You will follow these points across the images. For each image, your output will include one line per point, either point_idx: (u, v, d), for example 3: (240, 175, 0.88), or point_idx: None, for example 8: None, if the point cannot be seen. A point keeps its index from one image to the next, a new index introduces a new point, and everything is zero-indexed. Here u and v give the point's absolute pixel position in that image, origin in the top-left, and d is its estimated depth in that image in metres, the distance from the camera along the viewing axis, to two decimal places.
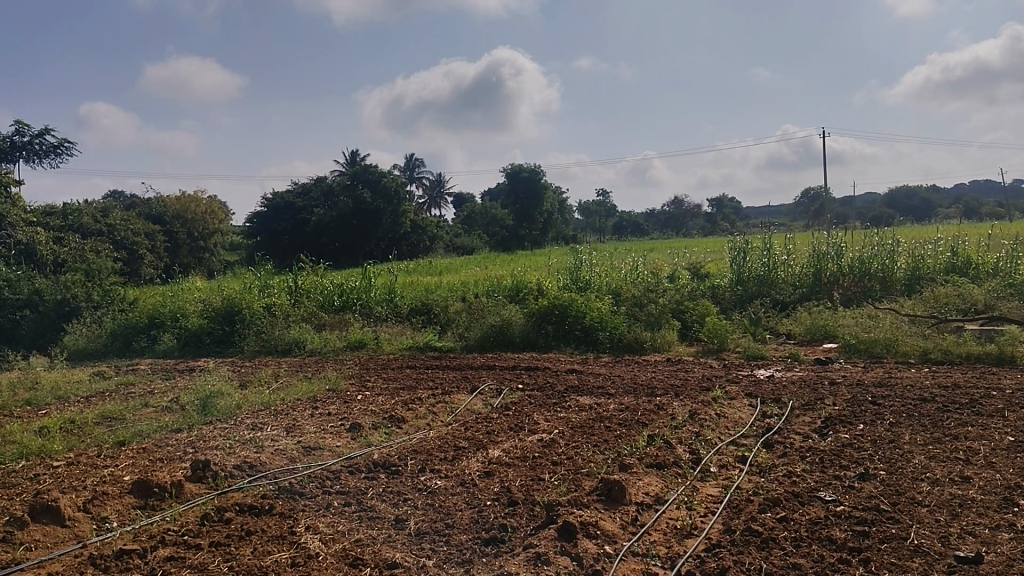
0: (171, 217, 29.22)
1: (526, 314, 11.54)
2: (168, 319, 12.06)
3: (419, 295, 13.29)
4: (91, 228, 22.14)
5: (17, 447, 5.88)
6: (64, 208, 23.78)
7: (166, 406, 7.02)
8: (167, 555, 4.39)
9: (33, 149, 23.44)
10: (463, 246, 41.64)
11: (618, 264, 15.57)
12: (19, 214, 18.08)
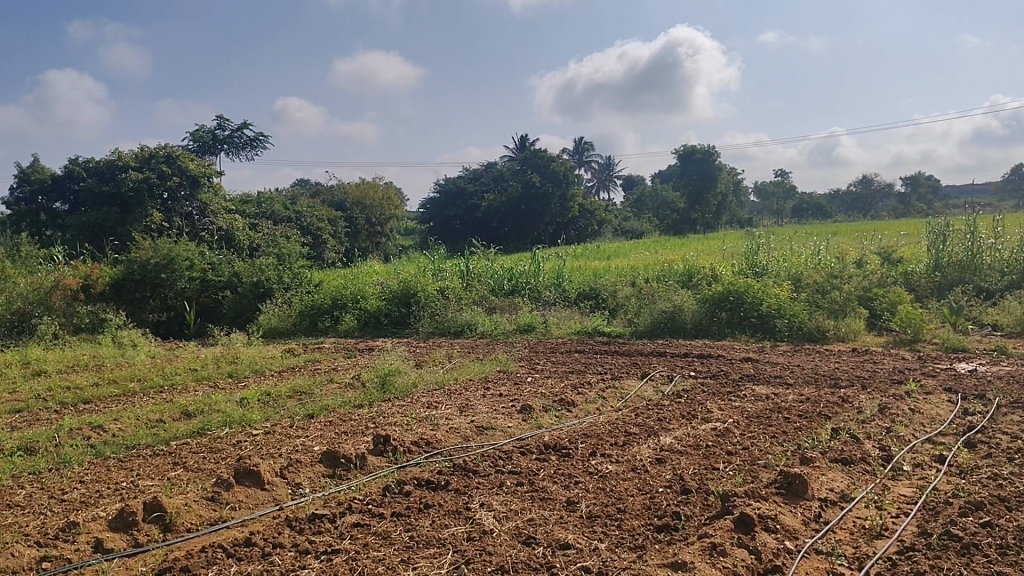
0: (351, 205, 30.89)
1: (698, 300, 11.31)
2: (349, 300, 12.74)
3: (588, 280, 13.35)
4: (283, 215, 23.81)
5: (222, 416, 6.44)
6: (259, 196, 25.70)
7: (349, 382, 7.45)
8: (354, 521, 4.74)
9: (233, 141, 25.45)
10: (633, 230, 41.24)
11: (799, 248, 14.91)
12: (220, 204, 19.83)
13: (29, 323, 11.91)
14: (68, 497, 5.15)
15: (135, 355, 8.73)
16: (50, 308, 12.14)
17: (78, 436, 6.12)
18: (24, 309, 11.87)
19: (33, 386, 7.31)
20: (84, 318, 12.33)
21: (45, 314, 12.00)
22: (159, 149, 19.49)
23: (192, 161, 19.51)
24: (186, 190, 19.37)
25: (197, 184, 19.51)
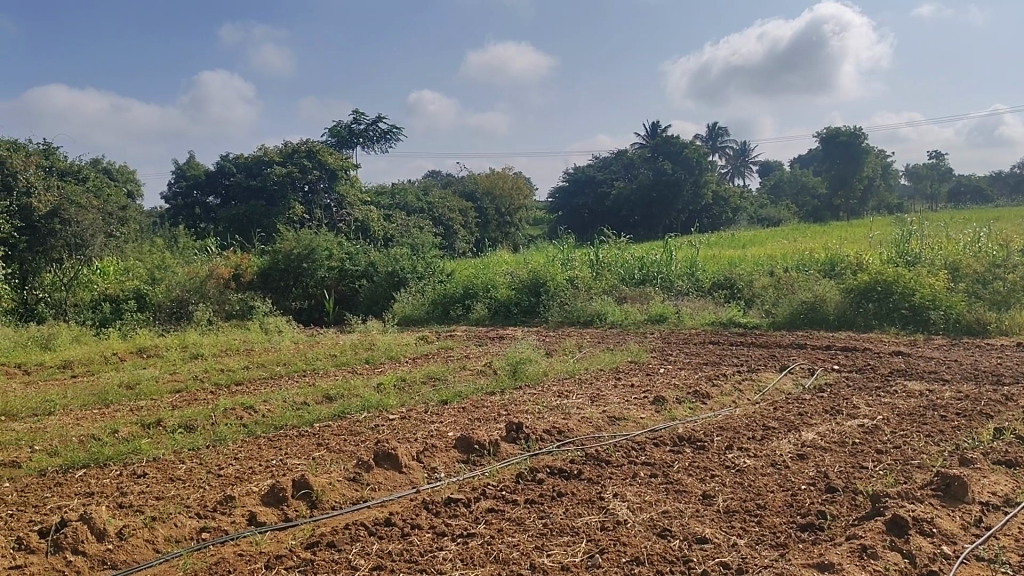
0: (481, 195, 31.46)
1: (842, 290, 10.88)
2: (480, 289, 12.95)
3: (722, 270, 13.04)
4: (415, 206, 24.52)
5: (362, 400, 6.70)
6: (393, 188, 26.55)
7: (481, 369, 7.59)
8: (488, 506, 4.83)
9: (368, 135, 26.34)
10: (769, 218, 39.85)
11: (956, 234, 13.99)
12: (357, 196, 20.61)
13: (186, 310, 12.69)
14: (224, 472, 5.53)
15: (282, 340, 9.23)
16: (204, 295, 12.95)
17: (231, 416, 6.52)
18: (182, 296, 12.72)
19: (192, 369, 7.85)
20: (233, 306, 13.10)
21: (200, 301, 12.80)
22: (301, 145, 20.60)
23: (332, 155, 20.36)
24: (326, 182, 20.32)
25: (336, 177, 20.34)
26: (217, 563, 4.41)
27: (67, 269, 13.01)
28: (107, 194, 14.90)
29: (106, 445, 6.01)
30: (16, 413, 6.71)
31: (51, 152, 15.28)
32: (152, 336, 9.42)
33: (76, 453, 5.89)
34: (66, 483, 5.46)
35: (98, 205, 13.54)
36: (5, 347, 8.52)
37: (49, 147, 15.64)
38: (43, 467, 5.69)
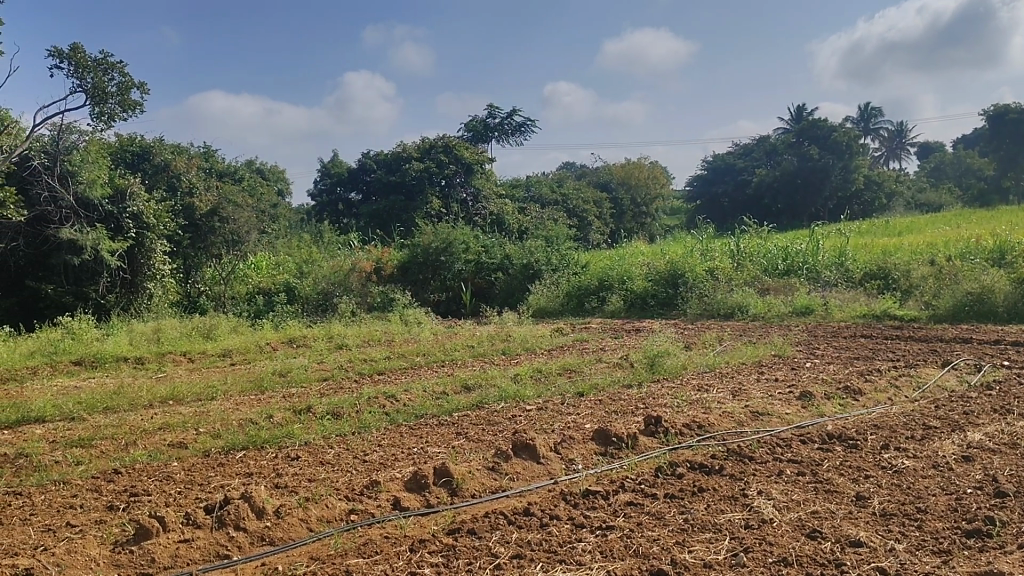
0: (617, 185, 31.30)
1: (1013, 280, 10.07)
2: (616, 281, 12.92)
3: (874, 259, 12.37)
4: (550, 198, 24.66)
5: (499, 391, 6.79)
6: (528, 180, 26.81)
7: (618, 362, 7.52)
8: (627, 499, 4.78)
9: (503, 129, 26.69)
10: (926, 203, 37.43)
11: None
12: (493, 190, 20.96)
13: (331, 301, 13.32)
14: (369, 458, 5.76)
15: (422, 331, 9.50)
16: (348, 288, 13.52)
17: (374, 404, 6.76)
18: (328, 289, 13.34)
19: (338, 358, 8.21)
20: (375, 298, 13.60)
21: (344, 294, 13.38)
22: (438, 140, 21.32)
23: (468, 150, 20.83)
24: (462, 177, 20.81)
25: (471, 171, 20.89)
26: (364, 544, 4.61)
27: (225, 264, 13.93)
28: (260, 193, 15.82)
29: (262, 429, 6.39)
30: (183, 398, 7.25)
31: (211, 154, 16.38)
32: (301, 327, 9.92)
33: (236, 436, 6.29)
34: (227, 464, 5.85)
35: (252, 203, 14.42)
36: (173, 336, 9.21)
37: (208, 150, 16.78)
38: (207, 448, 6.12)
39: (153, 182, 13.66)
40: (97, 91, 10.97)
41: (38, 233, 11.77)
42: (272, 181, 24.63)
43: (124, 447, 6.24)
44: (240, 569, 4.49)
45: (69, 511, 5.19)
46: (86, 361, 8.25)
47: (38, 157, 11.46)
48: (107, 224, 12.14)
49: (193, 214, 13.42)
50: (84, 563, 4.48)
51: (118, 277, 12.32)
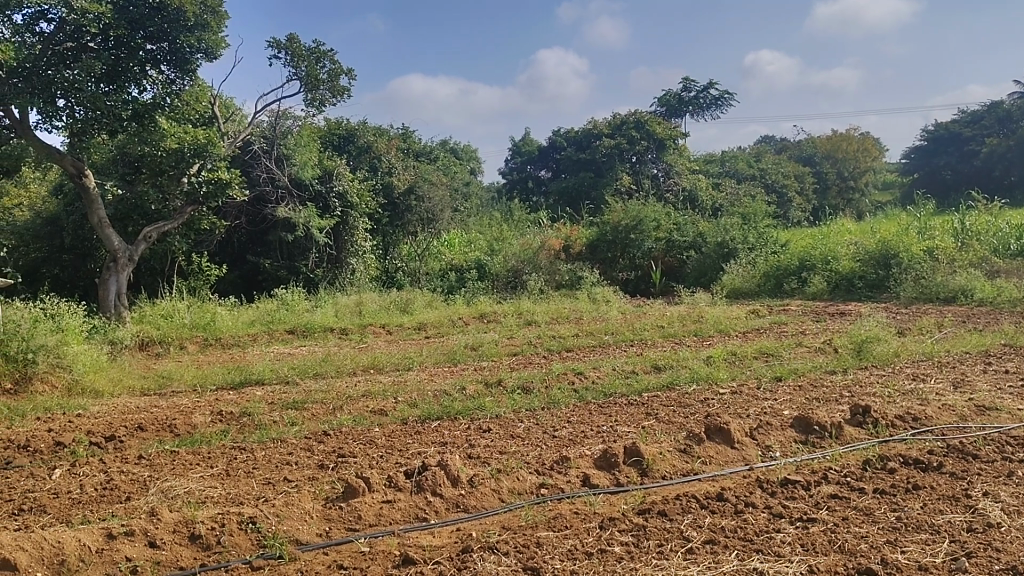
0: (822, 159, 29.75)
1: None
2: (818, 262, 12.29)
3: None
4: (746, 173, 23.93)
5: (690, 372, 6.64)
6: (725, 156, 26.16)
7: (820, 347, 7.10)
8: (830, 491, 4.51)
9: (698, 102, 25.92)
10: None
11: None
12: (686, 165, 20.56)
13: (520, 279, 13.58)
14: (559, 433, 5.82)
15: (611, 310, 9.45)
16: (537, 266, 13.71)
17: (564, 380, 6.82)
18: (517, 266, 13.61)
19: (527, 334, 8.35)
20: (563, 276, 13.70)
21: (533, 272, 13.58)
22: (630, 116, 21.09)
23: (660, 124, 20.30)
24: (654, 153, 20.47)
25: (664, 146, 20.33)
26: (554, 518, 4.66)
27: (420, 241, 14.59)
28: (453, 173, 16.38)
29: (456, 400, 6.63)
30: (383, 367, 7.66)
31: (408, 135, 17.14)
32: (492, 303, 10.19)
33: (431, 406, 6.56)
34: (424, 432, 6.12)
35: (447, 182, 15.00)
36: (374, 309, 9.76)
37: (405, 131, 17.57)
38: (405, 416, 6.44)
39: (356, 163, 14.50)
40: (310, 79, 11.77)
41: (257, 211, 13.07)
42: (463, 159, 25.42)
43: (332, 411, 6.70)
44: (437, 532, 4.69)
45: (285, 466, 5.64)
46: (298, 330, 8.93)
47: (258, 142, 12.47)
48: (316, 203, 13.14)
49: (392, 193, 14.37)
50: (300, 515, 4.84)
51: (326, 253, 13.20)
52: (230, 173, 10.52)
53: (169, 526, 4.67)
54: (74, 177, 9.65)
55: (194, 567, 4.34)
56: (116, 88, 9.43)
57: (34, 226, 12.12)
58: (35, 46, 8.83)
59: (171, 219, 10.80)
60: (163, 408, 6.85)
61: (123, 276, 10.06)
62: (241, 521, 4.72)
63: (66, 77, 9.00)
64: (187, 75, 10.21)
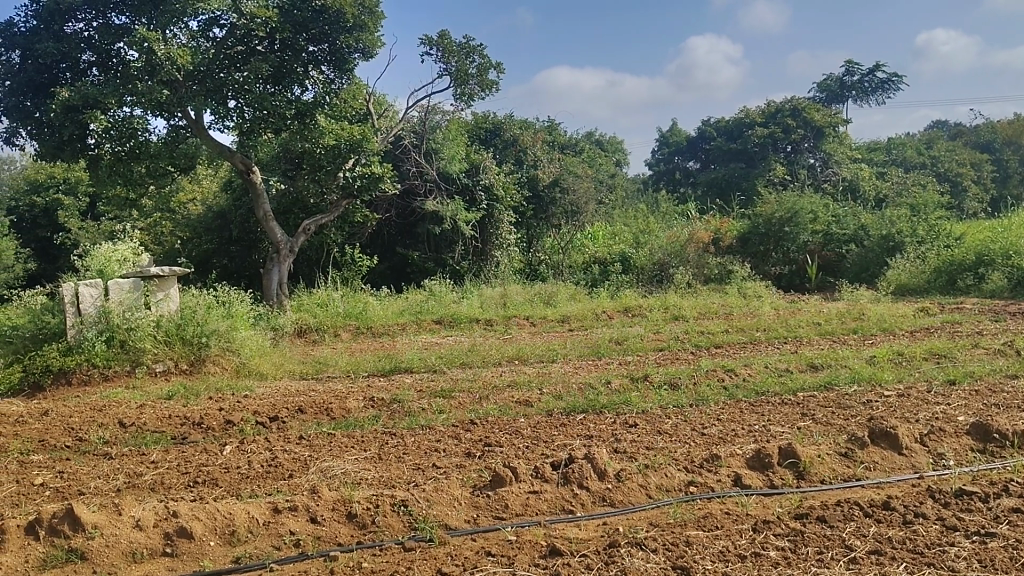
0: (1000, 145, 27.61)
1: None
2: (997, 256, 11.44)
3: None
4: (915, 162, 22.96)
5: (851, 372, 6.33)
6: (890, 143, 24.98)
7: (1000, 348, 6.59)
8: (1012, 505, 4.20)
9: (863, 86, 24.57)
10: None
11: None
12: (847, 153, 19.73)
13: (666, 272, 13.36)
14: (708, 431, 5.67)
15: (763, 305, 9.14)
16: (684, 260, 13.44)
17: (713, 377, 6.65)
18: (663, 260, 13.40)
19: (674, 330, 8.19)
20: (712, 270, 13.36)
21: (680, 266, 13.34)
22: (786, 103, 20.63)
23: (819, 111, 19.58)
24: (810, 141, 19.84)
25: (822, 134, 19.58)
26: (704, 517, 4.54)
27: (564, 234, 14.67)
28: (596, 165, 16.31)
29: (601, 394, 6.61)
30: (527, 358, 7.73)
31: (553, 128, 17.21)
32: (637, 297, 10.09)
33: (576, 399, 6.57)
34: (570, 424, 6.12)
35: (591, 174, 14.96)
36: (519, 301, 9.88)
37: (549, 123, 17.67)
38: (551, 408, 6.47)
39: (503, 156, 14.73)
40: (459, 74, 12.01)
41: (406, 205, 13.54)
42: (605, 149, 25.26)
43: (478, 401, 6.82)
44: (583, 525, 4.68)
45: (434, 453, 5.79)
46: (444, 320, 9.16)
47: (409, 136, 12.94)
48: (463, 196, 13.44)
49: (537, 186, 14.49)
50: (449, 500, 4.95)
51: (471, 246, 13.52)
52: (382, 167, 10.89)
53: (328, 504, 4.90)
54: (242, 174, 10.36)
55: (352, 544, 4.53)
56: (281, 89, 10.09)
57: (205, 220, 13.10)
58: (209, 51, 9.48)
59: (327, 212, 11.36)
60: (320, 392, 7.20)
61: (284, 266, 10.65)
62: (394, 504, 4.88)
63: (236, 79, 9.67)
64: (344, 75, 10.66)
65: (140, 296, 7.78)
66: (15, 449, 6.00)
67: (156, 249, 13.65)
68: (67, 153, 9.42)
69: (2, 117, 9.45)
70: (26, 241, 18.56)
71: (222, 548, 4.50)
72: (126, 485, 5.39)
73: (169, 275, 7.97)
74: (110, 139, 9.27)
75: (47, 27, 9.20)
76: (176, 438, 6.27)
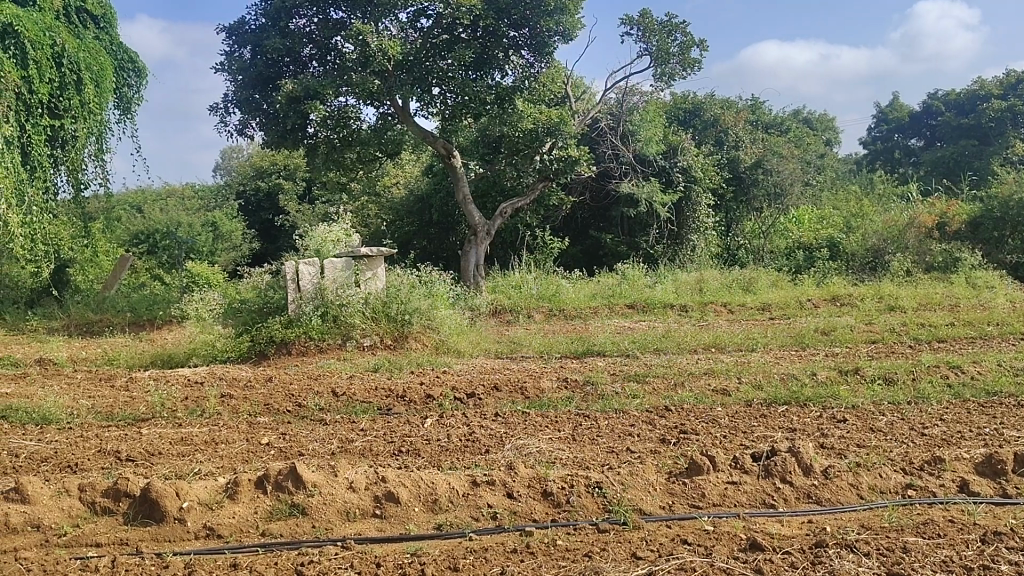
0: None
1: None
2: None
3: None
4: None
5: None
6: None
7: None
8: None
9: None
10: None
11: None
12: None
13: (882, 259, 12.49)
14: (929, 431, 5.23)
15: (997, 297, 8.31)
16: (902, 246, 12.50)
17: (936, 373, 6.16)
18: (878, 245, 12.54)
19: (891, 321, 7.65)
20: (935, 257, 12.31)
21: (897, 252, 12.43)
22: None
23: None
24: None
25: None
26: (924, 523, 4.19)
27: (766, 218, 14.23)
28: (803, 145, 15.51)
29: (805, 386, 6.28)
30: (725, 346, 7.51)
31: (757, 106, 16.55)
32: (846, 285, 9.50)
33: (778, 390, 6.28)
34: (770, 416, 5.87)
35: (797, 154, 14.27)
36: (716, 287, 9.62)
37: (752, 103, 17.01)
38: (750, 398, 6.23)
39: (702, 138, 14.47)
40: (661, 53, 11.82)
41: (601, 187, 13.62)
42: (810, 127, 23.95)
43: (673, 387, 6.70)
44: (786, 521, 4.47)
45: (628, 437, 5.74)
46: (638, 305, 9.09)
47: (605, 119, 12.80)
48: (659, 178, 13.25)
49: (738, 167, 14.12)
50: (645, 485, 4.87)
51: (667, 230, 13.42)
52: (579, 150, 10.95)
53: (524, 481, 4.98)
54: (444, 158, 10.88)
55: (546, 521, 4.59)
56: (482, 74, 10.44)
57: (408, 203, 13.85)
58: (416, 41, 10.00)
59: (524, 195, 11.63)
60: (515, 371, 7.37)
61: (481, 248, 11.01)
62: (588, 485, 4.87)
63: (441, 66, 10.07)
64: (544, 58, 10.72)
65: (352, 274, 8.31)
66: (245, 411, 6.62)
67: (363, 230, 14.59)
68: (289, 141, 10.26)
69: (236, 110, 10.41)
70: (252, 222, 20.47)
71: (426, 515, 4.70)
72: (339, 450, 5.76)
73: (378, 255, 8.42)
74: (328, 127, 10.10)
75: (275, 24, 10.02)
76: (381, 409, 6.64)
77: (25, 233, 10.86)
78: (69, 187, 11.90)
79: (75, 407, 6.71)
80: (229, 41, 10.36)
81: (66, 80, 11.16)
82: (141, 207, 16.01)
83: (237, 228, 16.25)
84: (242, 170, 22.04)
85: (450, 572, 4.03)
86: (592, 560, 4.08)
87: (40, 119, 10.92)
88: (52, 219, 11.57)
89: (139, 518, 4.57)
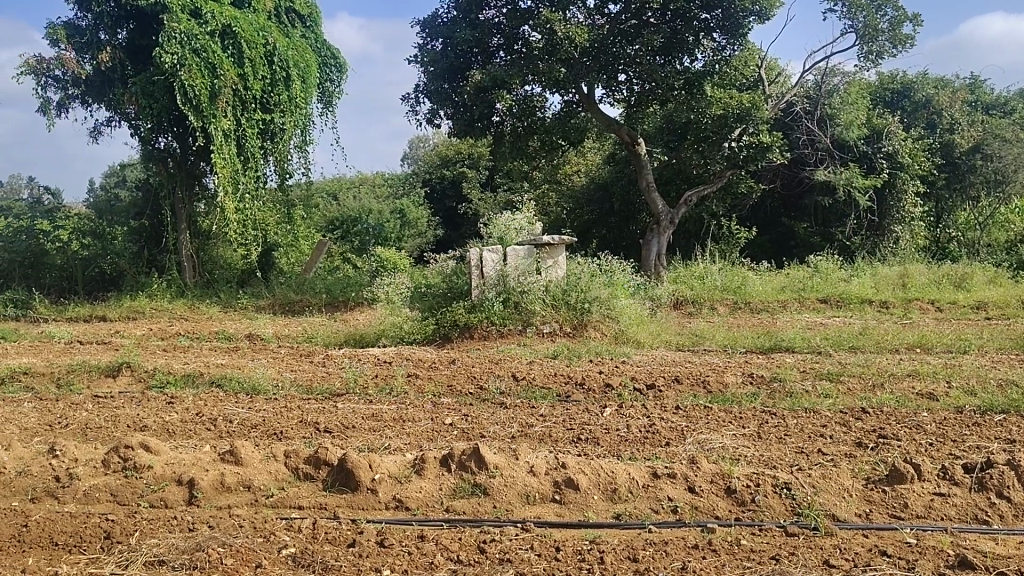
0: None
1: None
2: None
3: None
4: None
5: None
6: None
7: None
8: None
9: None
10: None
11: None
12: None
13: None
14: None
15: None
16: None
17: None
18: None
19: None
20: None
21: None
22: None
23: None
24: None
25: None
26: None
27: (983, 207, 13.18)
28: None
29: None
30: (932, 347, 6.93)
31: (976, 85, 15.09)
32: None
33: (994, 397, 5.73)
34: (985, 425, 5.34)
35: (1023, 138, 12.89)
36: (922, 283, 8.89)
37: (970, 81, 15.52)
38: (961, 405, 5.70)
39: (911, 120, 13.40)
40: (868, 30, 11.06)
41: (794, 174, 13.05)
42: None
43: (871, 388, 6.27)
44: (1002, 541, 4.06)
45: (820, 439, 5.43)
46: (832, 300, 8.60)
47: (802, 102, 12.21)
48: (860, 165, 12.45)
49: (953, 152, 12.99)
50: (838, 489, 4.57)
51: (866, 220, 12.65)
52: (771, 136, 10.39)
53: (707, 476, 4.82)
54: (629, 146, 10.88)
55: (730, 519, 4.42)
56: (670, 59, 10.30)
57: (589, 191, 13.90)
58: (603, 27, 10.07)
59: (711, 183, 11.39)
60: (697, 364, 7.19)
61: (663, 238, 10.86)
62: (776, 484, 4.64)
63: (628, 53, 10.07)
64: (737, 41, 10.29)
65: (532, 262, 8.44)
66: (430, 391, 6.88)
67: (543, 218, 14.79)
68: (476, 130, 10.56)
69: (427, 101, 10.81)
70: (437, 209, 21.28)
71: (605, 503, 4.67)
72: (519, 434, 5.86)
73: (558, 243, 8.50)
74: (513, 116, 10.41)
75: (466, 16, 10.35)
76: (560, 395, 6.69)
77: (238, 218, 11.97)
78: (276, 175, 12.84)
79: (280, 379, 7.25)
80: (422, 35, 10.78)
81: (277, 77, 12.07)
82: (336, 196, 17.08)
83: (423, 215, 16.97)
84: (428, 159, 22.93)
85: (631, 562, 3.99)
86: (781, 564, 3.89)
87: (252, 113, 11.87)
88: (260, 206, 12.57)
89: (336, 485, 4.86)
